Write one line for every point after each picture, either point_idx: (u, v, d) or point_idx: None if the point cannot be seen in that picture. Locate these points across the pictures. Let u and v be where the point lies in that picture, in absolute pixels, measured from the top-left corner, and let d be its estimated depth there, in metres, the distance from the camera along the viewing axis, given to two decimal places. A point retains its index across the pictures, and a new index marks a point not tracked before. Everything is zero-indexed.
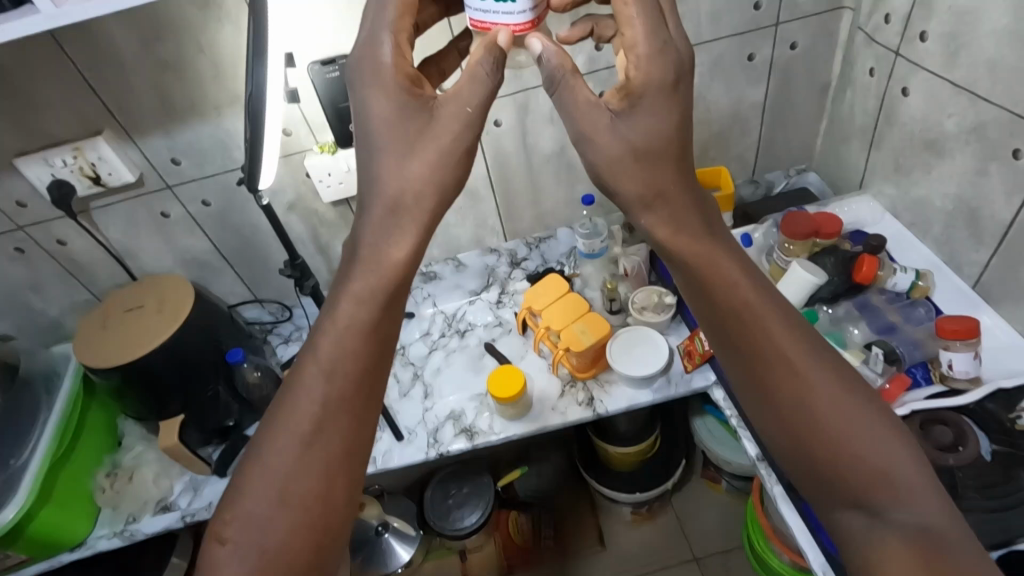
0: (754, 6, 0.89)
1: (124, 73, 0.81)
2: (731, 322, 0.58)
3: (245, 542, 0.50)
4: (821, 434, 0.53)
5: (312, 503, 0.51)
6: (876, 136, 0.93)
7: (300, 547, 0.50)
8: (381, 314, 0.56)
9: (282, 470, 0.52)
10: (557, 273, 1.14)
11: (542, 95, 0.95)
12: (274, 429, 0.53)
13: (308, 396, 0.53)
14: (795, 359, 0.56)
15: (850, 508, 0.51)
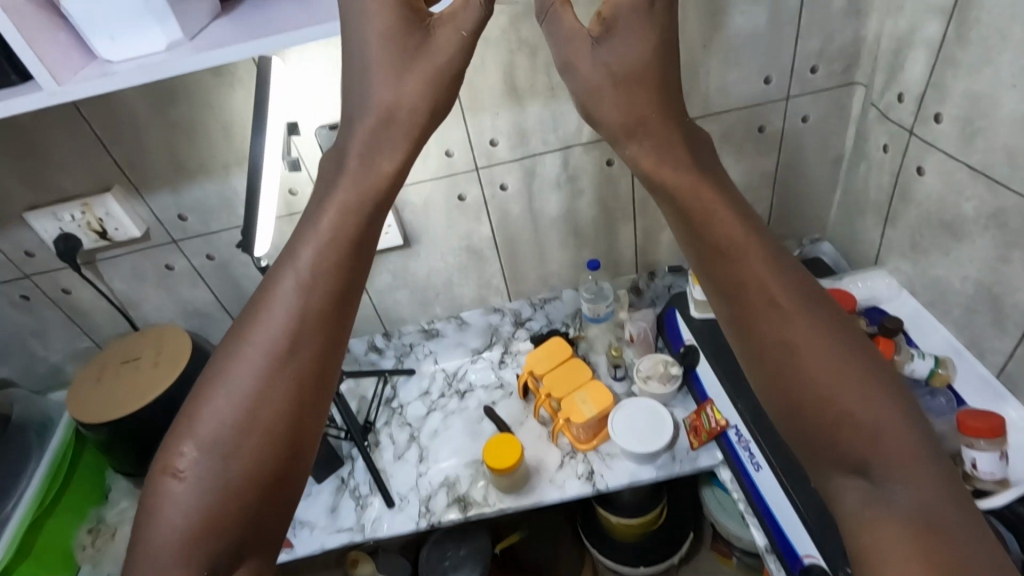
0: (763, 81, 0.89)
1: (137, 132, 0.82)
2: (720, 257, 0.49)
3: (202, 475, 0.45)
4: (822, 392, 0.43)
5: (271, 432, 0.46)
6: (891, 212, 0.91)
7: (260, 477, 0.45)
8: (364, 230, 0.50)
9: (241, 395, 0.46)
10: (561, 335, 1.12)
11: (549, 161, 0.95)
12: (234, 349, 0.47)
13: (239, 318, 0.48)
14: (791, 305, 0.46)
15: (853, 481, 0.42)
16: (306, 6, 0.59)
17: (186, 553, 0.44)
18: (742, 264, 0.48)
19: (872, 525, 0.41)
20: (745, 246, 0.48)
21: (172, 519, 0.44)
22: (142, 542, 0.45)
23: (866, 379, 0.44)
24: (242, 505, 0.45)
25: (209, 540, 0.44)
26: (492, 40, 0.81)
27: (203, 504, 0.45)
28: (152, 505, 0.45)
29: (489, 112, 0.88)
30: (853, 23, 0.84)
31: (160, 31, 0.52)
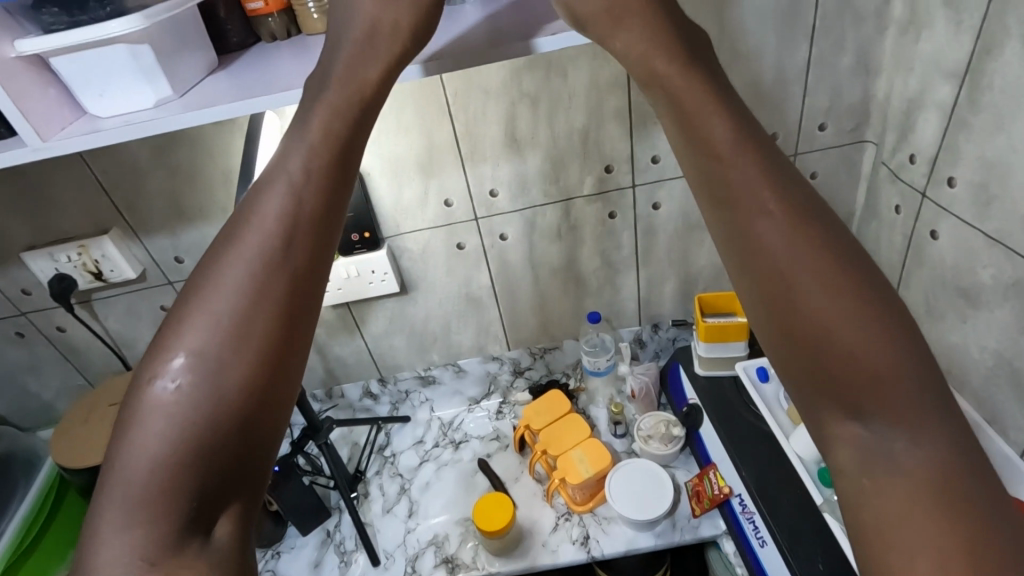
0: (770, 136, 0.87)
1: (137, 175, 0.82)
2: (708, 177, 0.48)
3: (191, 386, 0.42)
4: (813, 317, 0.42)
5: (263, 339, 0.44)
6: (904, 274, 0.87)
7: (254, 390, 0.43)
8: (350, 142, 0.51)
9: (231, 299, 0.44)
10: (560, 388, 1.08)
11: (550, 212, 0.93)
12: (223, 255, 0.46)
13: (237, 225, 0.47)
14: (782, 221, 0.45)
15: (848, 419, 0.41)
16: (302, 67, 0.59)
17: (171, 474, 0.40)
18: (734, 180, 0.47)
19: (864, 470, 0.40)
20: (732, 158, 0.47)
21: (140, 446, 0.41)
22: (118, 467, 0.41)
23: (864, 300, 0.42)
24: (234, 419, 0.42)
25: (195, 458, 0.41)
26: (493, 92, 0.81)
27: (188, 418, 0.41)
28: (128, 425, 0.42)
29: (490, 162, 0.87)
30: (862, 81, 0.83)
31: (150, 89, 0.52)
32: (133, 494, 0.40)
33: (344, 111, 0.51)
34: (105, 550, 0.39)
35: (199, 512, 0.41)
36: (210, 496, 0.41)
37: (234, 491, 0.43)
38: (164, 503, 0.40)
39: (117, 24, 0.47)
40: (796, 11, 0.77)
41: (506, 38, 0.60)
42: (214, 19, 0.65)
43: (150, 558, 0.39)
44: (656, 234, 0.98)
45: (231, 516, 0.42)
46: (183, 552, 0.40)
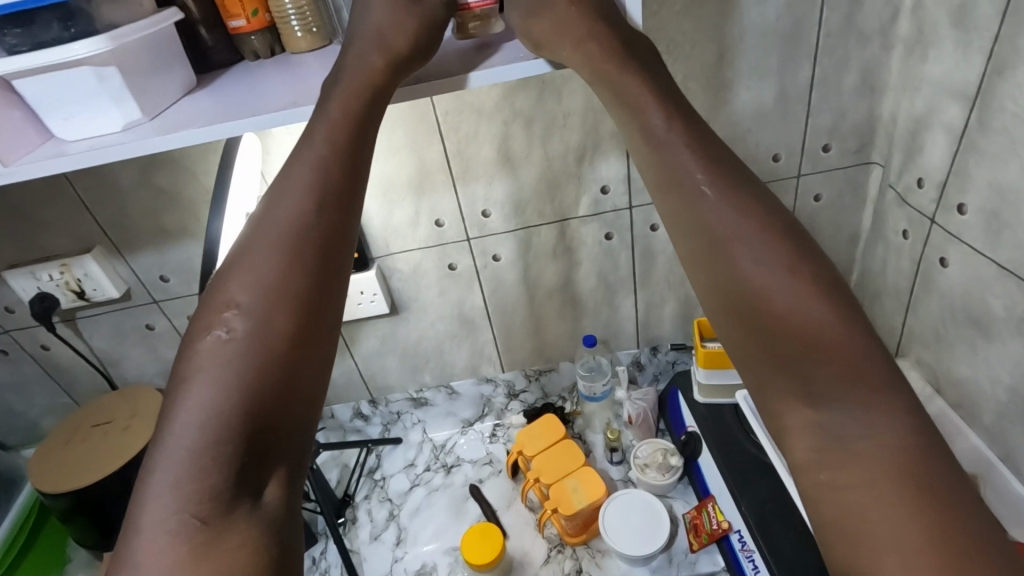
0: (772, 158, 0.84)
1: (121, 193, 0.80)
2: (653, 171, 0.51)
3: (242, 342, 0.42)
4: (756, 293, 0.44)
5: (304, 297, 0.45)
6: (912, 301, 0.84)
7: (300, 344, 0.44)
8: (367, 116, 0.52)
9: (273, 260, 0.45)
10: (555, 411, 1.05)
11: (544, 232, 0.91)
12: (262, 222, 0.47)
13: (274, 194, 0.48)
14: (724, 204, 0.47)
15: (802, 400, 0.41)
16: (282, 88, 0.57)
17: (222, 428, 0.39)
18: (675, 170, 0.49)
19: (821, 453, 0.39)
20: (671, 150, 0.49)
21: (196, 398, 0.40)
22: (172, 425, 0.40)
23: (804, 276, 0.43)
24: (278, 374, 0.42)
25: (247, 411, 0.40)
26: (485, 111, 0.78)
27: (238, 372, 0.41)
28: (181, 384, 0.41)
29: (483, 182, 0.85)
30: (867, 102, 0.80)
31: (117, 113, 0.50)
32: (182, 453, 0.39)
33: (359, 94, 0.52)
34: (150, 513, 0.37)
35: (248, 471, 0.39)
36: (261, 451, 0.40)
37: (279, 450, 0.41)
38: (217, 458, 0.39)
39: (80, 47, 0.46)
40: (798, 31, 0.74)
41: (492, 57, 0.57)
42: (194, 37, 0.63)
43: (202, 518, 0.37)
44: (654, 256, 0.95)
45: (280, 477, 0.41)
46: (234, 511, 0.38)
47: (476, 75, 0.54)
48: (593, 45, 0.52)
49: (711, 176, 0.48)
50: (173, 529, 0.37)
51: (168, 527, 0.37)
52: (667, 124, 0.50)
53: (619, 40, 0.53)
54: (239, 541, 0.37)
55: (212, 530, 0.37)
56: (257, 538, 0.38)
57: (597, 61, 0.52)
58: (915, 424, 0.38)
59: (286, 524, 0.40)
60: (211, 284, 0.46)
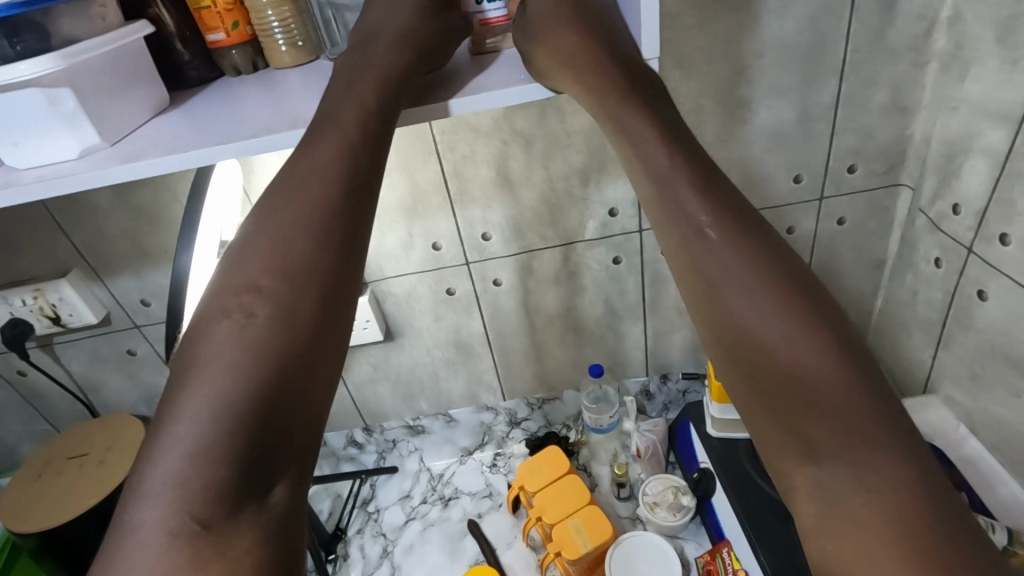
0: (794, 179, 0.78)
1: (96, 214, 0.75)
2: (651, 206, 0.43)
3: (264, 329, 0.38)
4: (750, 338, 0.38)
5: (326, 287, 0.41)
6: (944, 334, 0.78)
7: (314, 337, 0.39)
8: (389, 105, 0.48)
9: (299, 242, 0.41)
10: (559, 442, 0.99)
11: (548, 256, 0.85)
12: (282, 204, 0.43)
13: (294, 173, 0.44)
14: (725, 247, 0.40)
15: (798, 455, 0.35)
16: (259, 109, 0.52)
17: (231, 423, 0.35)
18: (670, 207, 0.42)
19: (820, 515, 0.34)
20: (670, 186, 0.42)
21: (203, 388, 0.36)
22: (179, 415, 0.36)
23: (802, 322, 0.37)
24: (298, 366, 0.38)
25: (262, 406, 0.36)
26: (483, 131, 0.73)
27: (255, 362, 0.37)
28: (192, 370, 0.37)
29: (481, 204, 0.79)
30: (896, 121, 0.74)
31: (72, 138, 0.47)
32: (186, 447, 0.34)
33: (382, 88, 0.48)
34: (146, 512, 0.33)
35: (255, 469, 0.35)
36: (268, 449, 0.36)
37: (288, 450, 0.37)
38: (216, 460, 0.34)
39: (27, 66, 0.42)
40: (823, 45, 0.68)
41: (490, 76, 0.51)
42: (170, 52, 0.58)
43: (203, 520, 0.33)
44: (664, 281, 0.89)
45: (290, 479, 0.36)
46: (236, 515, 0.34)
47: (456, 101, 0.48)
48: (592, 72, 0.47)
49: (715, 216, 0.41)
50: (170, 532, 0.33)
51: (165, 529, 0.33)
52: (672, 162, 0.42)
53: (620, 66, 0.47)
54: (242, 548, 0.33)
55: (215, 535, 0.33)
56: (262, 543, 0.34)
57: (594, 91, 0.47)
58: (928, 495, 0.32)
59: (292, 527, 0.35)
60: (222, 267, 0.42)
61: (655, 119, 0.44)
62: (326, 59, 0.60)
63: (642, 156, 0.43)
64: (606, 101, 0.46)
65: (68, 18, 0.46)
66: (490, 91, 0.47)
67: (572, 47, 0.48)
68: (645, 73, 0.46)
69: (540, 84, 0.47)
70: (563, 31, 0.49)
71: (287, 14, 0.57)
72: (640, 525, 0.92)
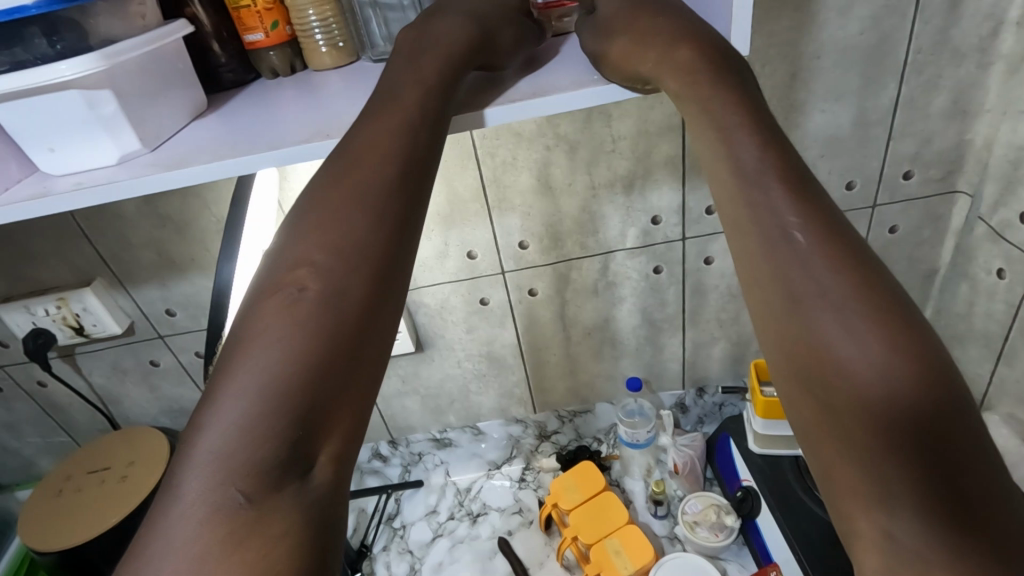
0: (846, 185, 0.75)
1: (124, 223, 0.73)
2: (729, 206, 0.38)
3: (315, 305, 0.33)
4: (811, 334, 0.33)
5: (385, 265, 0.36)
6: (1007, 348, 0.74)
7: (367, 313, 0.34)
8: (449, 83, 0.44)
9: (353, 212, 0.37)
10: (592, 457, 0.95)
11: (586, 266, 0.82)
12: (333, 188, 0.38)
13: (350, 145, 0.40)
14: (813, 250, 0.34)
15: (847, 462, 0.30)
16: (300, 114, 0.49)
17: (270, 408, 0.30)
18: (758, 208, 0.36)
19: (866, 527, 0.29)
20: (760, 186, 0.36)
21: (253, 363, 0.31)
22: (214, 404, 0.30)
23: (875, 315, 0.31)
24: (348, 355, 0.33)
25: (306, 384, 0.31)
26: (526, 136, 0.70)
27: (300, 349, 0.32)
28: (231, 356, 0.32)
29: (519, 212, 0.77)
30: (957, 125, 0.71)
31: (112, 144, 0.44)
32: (230, 424, 0.30)
33: (440, 70, 0.44)
34: (192, 483, 0.29)
35: (299, 448, 0.30)
36: (309, 431, 0.31)
37: (328, 441, 0.31)
38: (247, 445, 0.29)
39: (67, 67, 0.40)
40: (884, 46, 0.65)
41: (549, 78, 0.49)
42: (205, 53, 0.55)
43: (246, 493, 0.29)
44: (705, 291, 0.86)
45: (333, 451, 0.31)
46: (279, 492, 0.29)
47: (491, 111, 0.46)
48: (685, 52, 0.42)
49: (807, 219, 0.35)
50: (212, 504, 0.28)
51: (205, 501, 0.28)
52: (763, 153, 0.37)
53: (715, 54, 0.41)
54: (279, 530, 0.28)
55: (255, 510, 0.28)
56: (303, 527, 0.29)
57: (688, 70, 0.41)
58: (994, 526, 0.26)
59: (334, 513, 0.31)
60: (275, 244, 0.37)
61: (751, 110, 0.39)
62: (367, 59, 0.57)
63: (730, 147, 0.38)
64: (700, 86, 0.41)
65: (105, 16, 0.43)
66: (533, 100, 0.45)
67: (669, 35, 0.43)
68: (724, 48, 0.42)
69: (616, 83, 0.45)
70: (649, 22, 0.45)
71: (328, 12, 0.55)
72: (678, 545, 0.88)
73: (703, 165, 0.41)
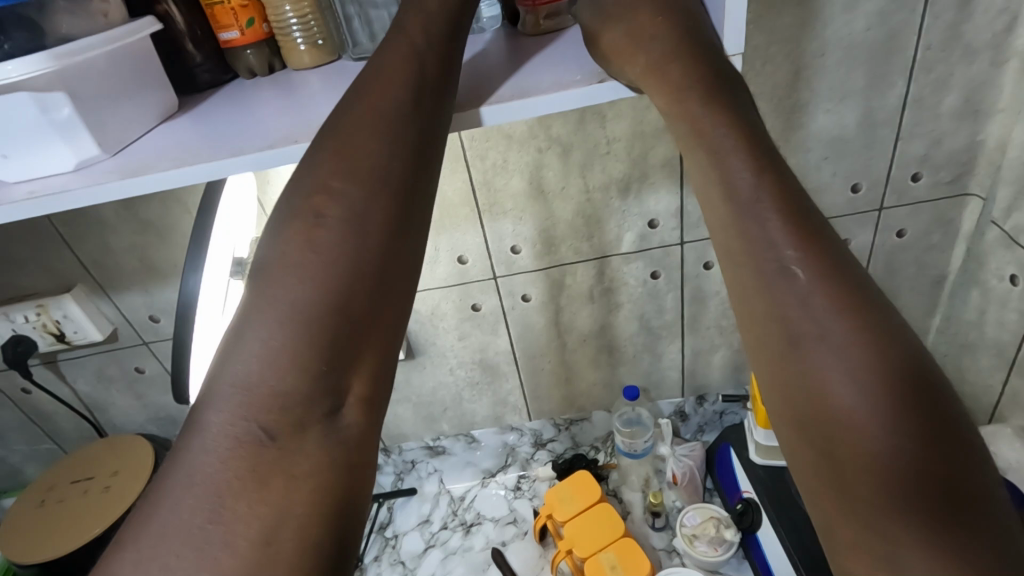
0: (851, 188, 0.72)
1: (103, 228, 0.71)
2: (720, 232, 0.37)
3: (336, 234, 0.36)
4: (799, 365, 0.32)
5: (402, 213, 0.38)
6: (1019, 358, 0.71)
7: (389, 259, 0.37)
8: (450, 53, 0.42)
9: (373, 161, 0.38)
10: (588, 466, 0.92)
11: (581, 272, 0.80)
12: (334, 145, 0.38)
13: (363, 106, 0.39)
14: (808, 281, 0.33)
15: (828, 493, 0.30)
16: (276, 116, 0.47)
17: (298, 353, 0.34)
18: (751, 236, 0.35)
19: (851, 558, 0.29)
20: (754, 214, 0.35)
21: (286, 295, 0.35)
22: (244, 336, 0.34)
23: (869, 347, 0.30)
24: (368, 306, 0.36)
25: (327, 339, 0.35)
26: (517, 138, 0.68)
27: (315, 300, 0.35)
28: (262, 288, 0.35)
29: (512, 217, 0.74)
30: (968, 126, 0.68)
31: (69, 149, 0.42)
32: (258, 360, 0.34)
33: (427, 46, 0.42)
34: (216, 416, 0.33)
35: (323, 390, 0.34)
36: (333, 371, 0.35)
37: (354, 381, 0.35)
38: (272, 386, 0.33)
39: (14, 67, 0.38)
40: (892, 42, 0.62)
41: (538, 71, 0.45)
42: (179, 52, 0.53)
43: (270, 430, 0.33)
44: (705, 297, 0.83)
45: (360, 392, 0.36)
46: (305, 431, 0.34)
47: (489, 109, 0.42)
48: (680, 64, 0.39)
49: (802, 250, 0.33)
50: (236, 438, 0.33)
51: (229, 436, 0.32)
52: (759, 181, 0.35)
53: (712, 65, 0.39)
54: (309, 466, 0.33)
55: (281, 447, 0.33)
56: (328, 467, 0.33)
57: (677, 84, 0.39)
58: (985, 549, 0.26)
59: (361, 454, 0.35)
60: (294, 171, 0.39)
61: (745, 130, 0.37)
62: (348, 58, 0.54)
63: (722, 168, 0.36)
64: (689, 105, 0.38)
65: (67, 15, 0.41)
66: (527, 99, 0.41)
67: (667, 44, 0.41)
68: (717, 55, 0.40)
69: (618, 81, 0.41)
70: (647, 24, 0.42)
71: (306, 9, 0.52)
72: (676, 558, 0.85)
73: (695, 186, 0.39)
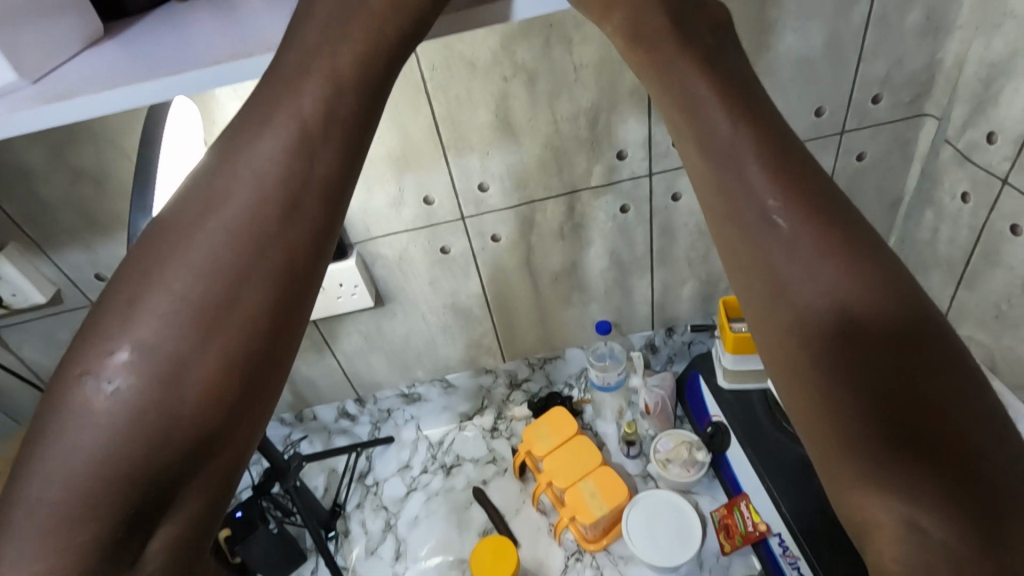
0: (815, 112, 0.73)
1: (31, 178, 0.65)
2: (700, 179, 0.36)
3: (191, 290, 0.28)
4: (789, 318, 0.32)
5: (293, 257, 0.30)
6: (967, 273, 0.75)
7: (259, 325, 0.29)
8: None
9: (262, 189, 0.30)
10: (565, 403, 0.95)
11: (551, 209, 0.78)
12: (233, 156, 0.31)
13: (282, 112, 0.32)
14: (796, 233, 0.32)
15: (831, 441, 0.30)
16: (216, 37, 0.42)
17: (119, 457, 0.26)
18: (729, 184, 0.34)
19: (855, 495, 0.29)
20: (731, 165, 0.34)
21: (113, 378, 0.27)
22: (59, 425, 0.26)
23: (861, 293, 0.30)
24: (227, 390, 0.28)
25: (154, 436, 0.27)
26: (480, 67, 0.64)
27: (149, 381, 0.27)
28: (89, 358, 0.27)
29: (478, 153, 0.71)
30: (928, 45, 0.68)
31: None
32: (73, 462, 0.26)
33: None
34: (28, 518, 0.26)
35: (159, 494, 0.27)
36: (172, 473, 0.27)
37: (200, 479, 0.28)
38: (124, 427, 0.26)
39: None
40: None
41: None
42: None
43: (92, 541, 0.26)
44: (674, 229, 0.83)
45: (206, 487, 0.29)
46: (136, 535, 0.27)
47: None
48: None
49: (785, 197, 0.33)
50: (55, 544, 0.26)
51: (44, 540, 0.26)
52: (733, 125, 0.34)
53: None
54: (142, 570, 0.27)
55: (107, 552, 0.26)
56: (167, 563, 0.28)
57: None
58: (984, 489, 0.27)
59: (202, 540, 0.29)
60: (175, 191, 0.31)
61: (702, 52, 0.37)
62: None
63: (694, 90, 0.35)
64: (654, 24, 0.38)
65: None
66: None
67: None
68: None
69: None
70: None
71: None
72: (651, 482, 0.89)
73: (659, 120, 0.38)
